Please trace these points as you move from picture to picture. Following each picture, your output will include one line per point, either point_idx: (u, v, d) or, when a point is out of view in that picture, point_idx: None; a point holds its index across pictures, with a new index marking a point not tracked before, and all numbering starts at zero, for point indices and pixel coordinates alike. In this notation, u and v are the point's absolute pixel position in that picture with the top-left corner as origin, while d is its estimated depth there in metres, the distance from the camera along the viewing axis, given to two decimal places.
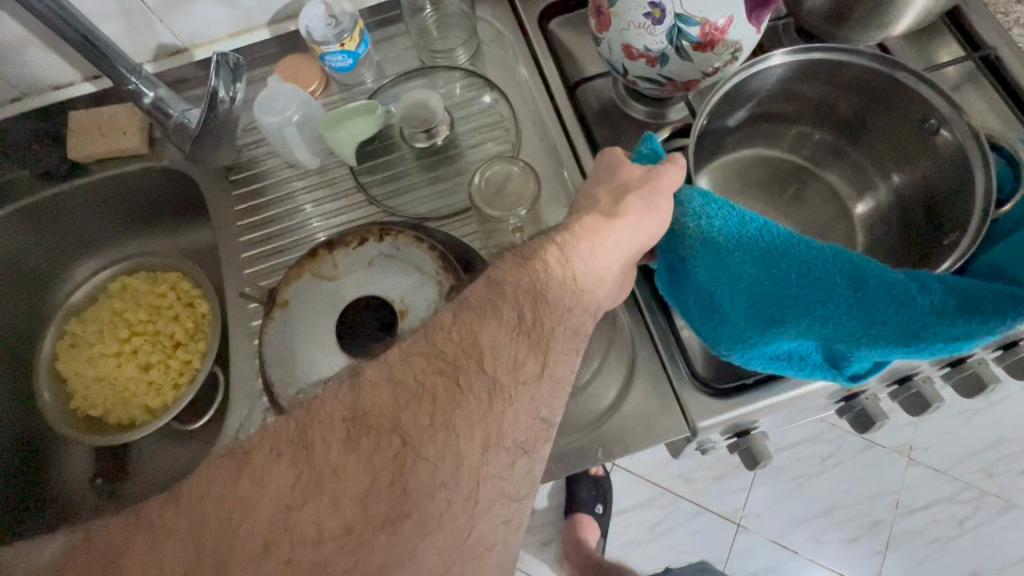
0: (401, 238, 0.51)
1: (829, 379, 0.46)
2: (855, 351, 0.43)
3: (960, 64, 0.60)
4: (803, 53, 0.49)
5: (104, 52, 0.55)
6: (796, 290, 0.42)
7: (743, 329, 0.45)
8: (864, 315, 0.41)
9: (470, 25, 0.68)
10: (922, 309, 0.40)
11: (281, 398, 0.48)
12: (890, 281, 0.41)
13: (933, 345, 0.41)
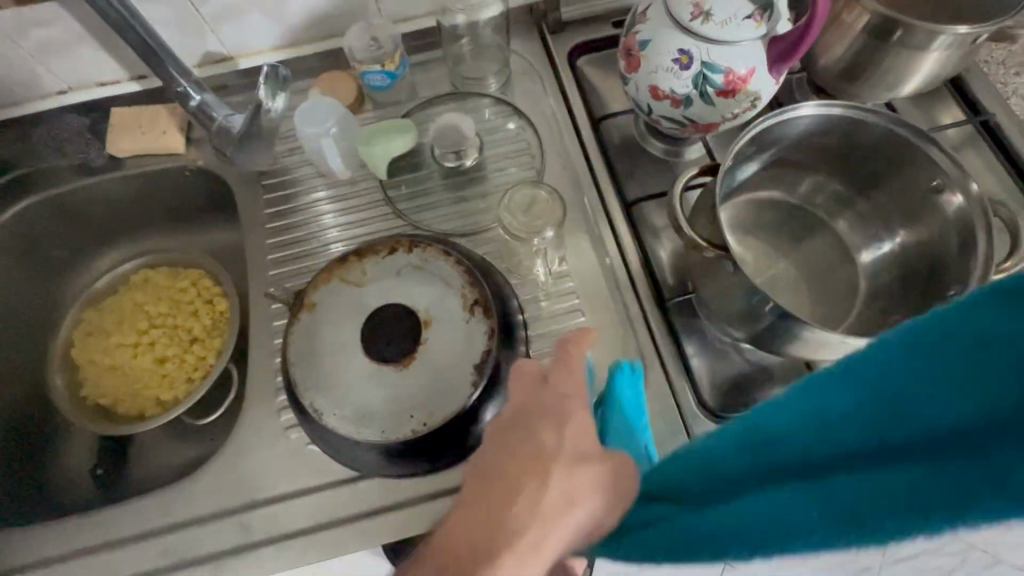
0: (429, 251, 0.53)
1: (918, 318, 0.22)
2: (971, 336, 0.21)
3: (962, 127, 0.64)
4: (828, 107, 0.52)
5: (159, 52, 0.58)
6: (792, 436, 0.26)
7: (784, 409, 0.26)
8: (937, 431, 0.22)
9: (502, 57, 0.72)
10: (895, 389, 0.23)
11: (303, 398, 0.48)
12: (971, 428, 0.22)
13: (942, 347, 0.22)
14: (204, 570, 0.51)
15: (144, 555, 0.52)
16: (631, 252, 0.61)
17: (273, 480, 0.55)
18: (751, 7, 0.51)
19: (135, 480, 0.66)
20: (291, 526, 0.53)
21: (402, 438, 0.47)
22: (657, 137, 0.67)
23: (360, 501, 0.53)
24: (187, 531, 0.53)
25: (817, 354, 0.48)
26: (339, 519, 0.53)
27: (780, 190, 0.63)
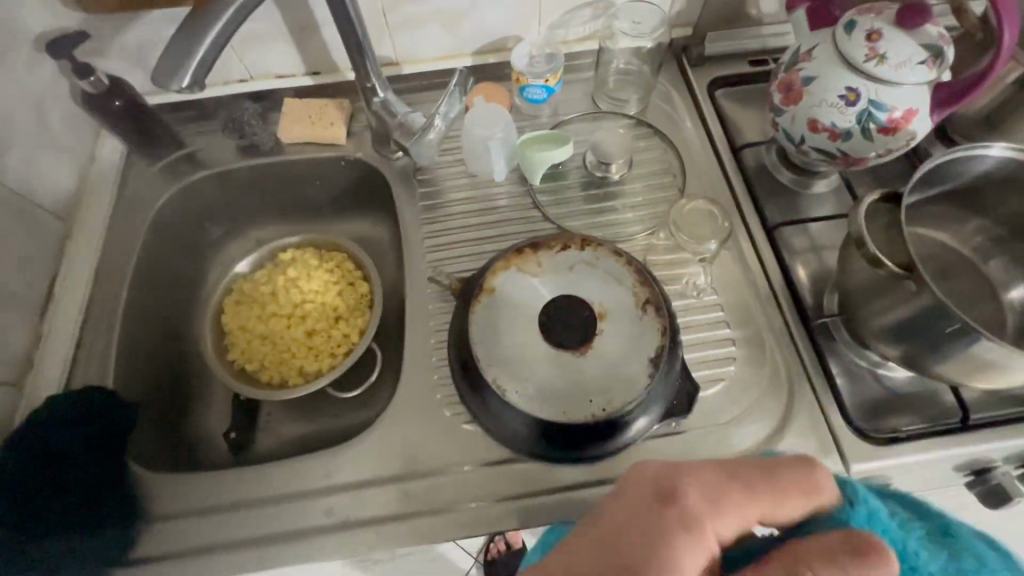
0: (601, 251, 0.57)
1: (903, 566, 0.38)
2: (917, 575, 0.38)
3: None
4: (1018, 151, 0.52)
5: (365, 54, 0.62)
6: None
7: None
8: None
9: (645, 84, 0.78)
10: None
11: (486, 373, 0.51)
12: None
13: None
14: (364, 532, 0.53)
15: (305, 512, 0.54)
16: (774, 271, 0.64)
17: (427, 455, 0.57)
18: (925, 54, 0.55)
19: (270, 446, 0.68)
20: (445, 500, 0.55)
21: (582, 421, 0.49)
22: (789, 167, 0.70)
23: (511, 483, 0.55)
24: (345, 494, 0.55)
25: (987, 383, 0.50)
26: (489, 498, 0.54)
27: (936, 229, 0.60)
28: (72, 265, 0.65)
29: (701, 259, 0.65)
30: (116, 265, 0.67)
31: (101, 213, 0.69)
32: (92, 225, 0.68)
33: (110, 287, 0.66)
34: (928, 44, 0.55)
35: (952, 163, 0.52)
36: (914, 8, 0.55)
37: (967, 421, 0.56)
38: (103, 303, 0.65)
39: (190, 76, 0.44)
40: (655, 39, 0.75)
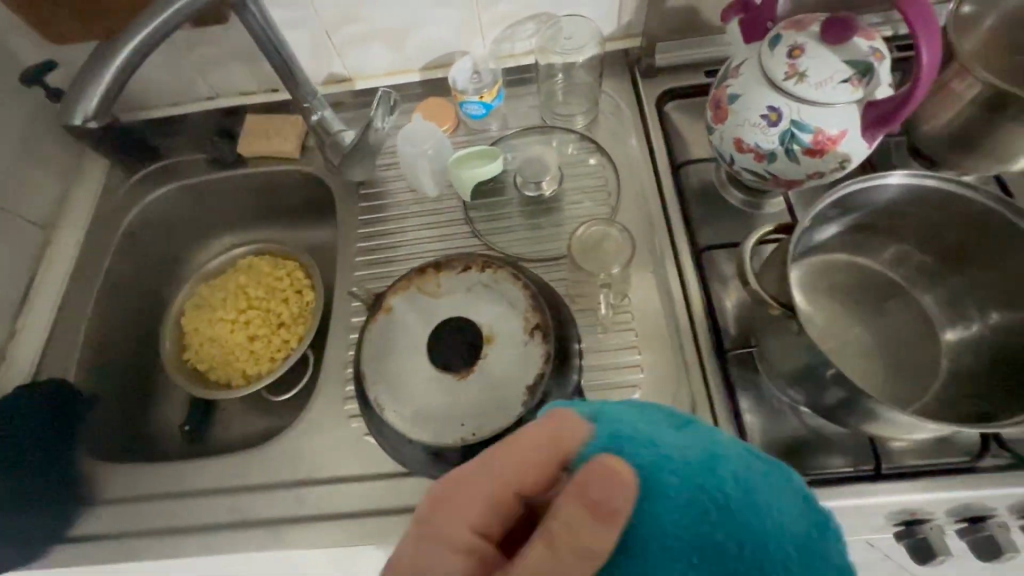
0: (500, 273, 0.57)
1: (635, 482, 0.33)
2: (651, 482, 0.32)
3: None
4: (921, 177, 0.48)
5: (296, 76, 0.65)
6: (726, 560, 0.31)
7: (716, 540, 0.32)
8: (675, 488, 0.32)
9: (592, 96, 0.76)
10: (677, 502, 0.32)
11: (370, 391, 0.53)
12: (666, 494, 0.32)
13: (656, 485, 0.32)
14: (261, 532, 0.56)
15: (216, 508, 0.59)
16: (697, 297, 0.61)
17: (331, 462, 0.59)
18: (850, 71, 0.51)
19: (216, 440, 0.73)
20: (340, 507, 0.57)
21: (451, 445, 0.50)
22: (738, 188, 0.67)
23: (406, 496, 0.57)
24: (254, 494, 0.59)
25: (885, 430, 0.47)
26: (384, 508, 0.56)
27: (862, 259, 0.57)
28: (50, 270, 0.73)
29: (605, 284, 0.61)
30: (88, 271, 0.74)
31: (78, 222, 0.76)
32: (71, 232, 0.75)
33: (81, 289, 0.73)
34: (854, 60, 0.51)
35: (862, 191, 0.49)
36: (840, 23, 0.51)
37: (877, 468, 0.53)
38: (73, 305, 0.72)
39: (83, 114, 0.49)
40: (586, 56, 0.75)
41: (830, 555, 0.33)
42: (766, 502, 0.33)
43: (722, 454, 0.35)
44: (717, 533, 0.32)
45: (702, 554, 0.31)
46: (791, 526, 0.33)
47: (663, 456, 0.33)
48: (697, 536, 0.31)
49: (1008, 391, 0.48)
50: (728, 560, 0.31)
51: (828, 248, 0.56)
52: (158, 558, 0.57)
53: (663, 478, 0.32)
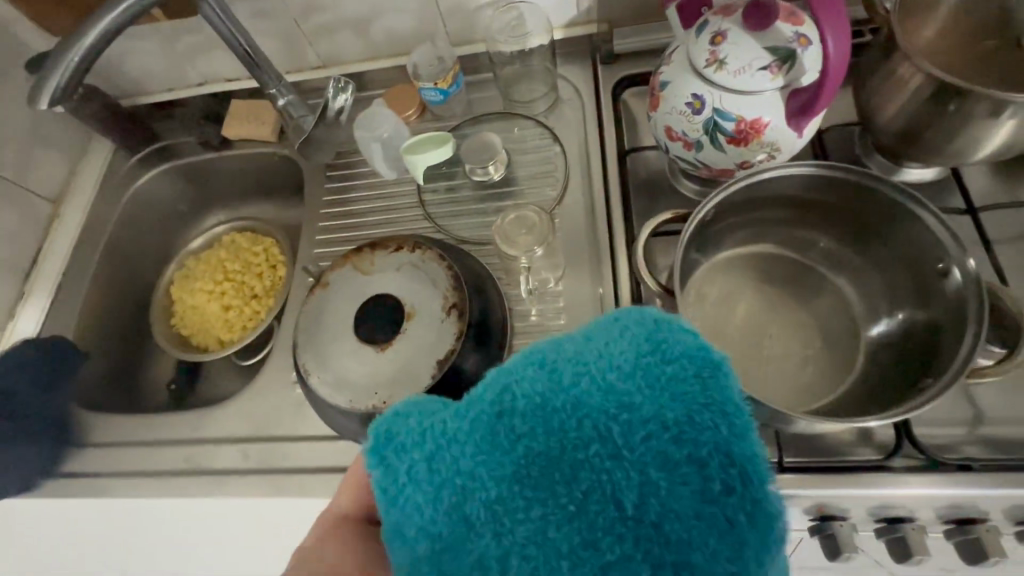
0: (428, 254, 0.60)
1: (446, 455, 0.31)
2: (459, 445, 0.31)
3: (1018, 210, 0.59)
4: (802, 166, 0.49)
5: (258, 64, 0.69)
6: (565, 437, 0.30)
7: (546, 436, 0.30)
8: (479, 434, 0.31)
9: (551, 81, 0.77)
10: (495, 445, 0.30)
11: (300, 357, 0.58)
12: (477, 442, 0.31)
13: (463, 446, 0.31)
14: (210, 479, 0.63)
15: (176, 456, 0.65)
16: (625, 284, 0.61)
17: (275, 422, 0.65)
18: (770, 58, 0.50)
19: (192, 399, 0.80)
20: (277, 462, 0.62)
21: (365, 409, 0.54)
22: (689, 178, 0.66)
23: (336, 459, 0.61)
24: (208, 448, 0.65)
25: (792, 428, 0.48)
26: (316, 466, 0.61)
27: (784, 252, 0.58)
28: (56, 240, 0.81)
29: (526, 267, 0.65)
30: (89, 242, 0.82)
31: (82, 197, 0.84)
32: (76, 206, 0.83)
33: (83, 258, 0.81)
34: (776, 46, 0.50)
35: (763, 182, 0.49)
36: (762, 8, 0.50)
37: (779, 461, 0.54)
38: (75, 272, 0.80)
39: (47, 99, 0.55)
40: (534, 43, 0.74)
41: (667, 371, 0.31)
42: (574, 370, 0.31)
43: (520, 361, 0.33)
44: (531, 434, 0.30)
45: (531, 458, 0.30)
46: (610, 365, 0.31)
47: (458, 409, 0.32)
48: (525, 448, 0.30)
49: (900, 388, 0.47)
50: (557, 448, 0.30)
51: (745, 241, 0.57)
52: (124, 497, 0.65)
53: (458, 437, 0.31)
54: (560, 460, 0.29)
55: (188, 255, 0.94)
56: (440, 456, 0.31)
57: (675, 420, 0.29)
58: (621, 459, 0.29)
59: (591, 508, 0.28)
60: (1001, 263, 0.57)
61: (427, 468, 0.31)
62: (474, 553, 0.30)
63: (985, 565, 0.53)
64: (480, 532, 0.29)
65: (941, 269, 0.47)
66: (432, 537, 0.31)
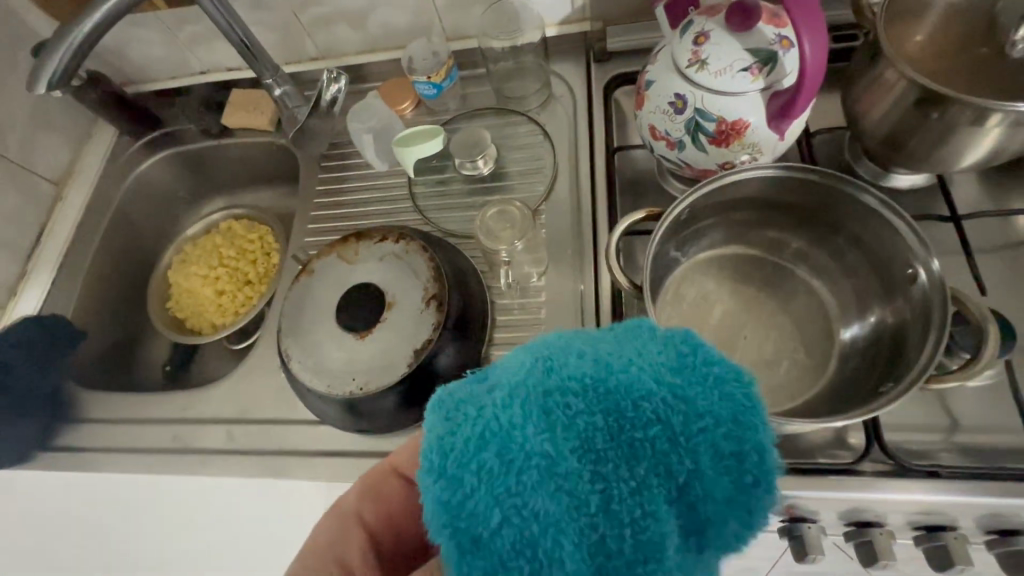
0: (412, 246, 0.61)
1: (502, 448, 0.29)
2: (515, 437, 0.29)
3: (1005, 218, 0.58)
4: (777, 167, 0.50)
5: (255, 55, 0.70)
6: (624, 425, 0.29)
7: (603, 423, 0.29)
8: (536, 425, 0.29)
9: (544, 78, 0.77)
10: (552, 435, 0.29)
11: (282, 343, 0.60)
12: (535, 433, 0.29)
13: (520, 438, 0.29)
14: (195, 458, 0.65)
15: (164, 434, 0.67)
16: (606, 281, 0.62)
17: (260, 406, 0.66)
18: (751, 59, 0.50)
19: (183, 381, 0.82)
20: (260, 445, 0.64)
21: (342, 395, 0.55)
22: (677, 179, 0.66)
23: (315, 443, 0.63)
24: (192, 427, 0.67)
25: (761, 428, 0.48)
26: (296, 450, 0.63)
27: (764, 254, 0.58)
28: (58, 222, 0.83)
29: (507, 262, 0.65)
30: (91, 224, 0.84)
31: (85, 181, 0.86)
32: (79, 189, 0.86)
33: (84, 240, 0.83)
34: (757, 49, 0.50)
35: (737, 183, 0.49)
36: (744, 9, 0.50)
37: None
38: (75, 253, 0.82)
39: (44, 84, 0.57)
40: (527, 39, 0.76)
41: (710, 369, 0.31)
42: (623, 362, 0.31)
43: (562, 352, 0.32)
44: (586, 414, 0.29)
45: (590, 446, 0.29)
46: (655, 358, 0.31)
47: (508, 402, 0.30)
48: (583, 437, 0.29)
49: (866, 391, 0.48)
50: (616, 436, 0.29)
51: (724, 241, 0.58)
52: (112, 473, 0.66)
53: (516, 425, 0.29)
54: (618, 443, 0.29)
55: (186, 240, 0.96)
56: (494, 444, 0.29)
57: (725, 409, 0.30)
58: (676, 443, 0.29)
59: (649, 486, 0.28)
60: (983, 271, 0.57)
61: (481, 455, 0.29)
62: (534, 547, 0.27)
63: (953, 572, 0.53)
64: (540, 526, 0.27)
65: (911, 272, 0.47)
66: (488, 535, 0.28)
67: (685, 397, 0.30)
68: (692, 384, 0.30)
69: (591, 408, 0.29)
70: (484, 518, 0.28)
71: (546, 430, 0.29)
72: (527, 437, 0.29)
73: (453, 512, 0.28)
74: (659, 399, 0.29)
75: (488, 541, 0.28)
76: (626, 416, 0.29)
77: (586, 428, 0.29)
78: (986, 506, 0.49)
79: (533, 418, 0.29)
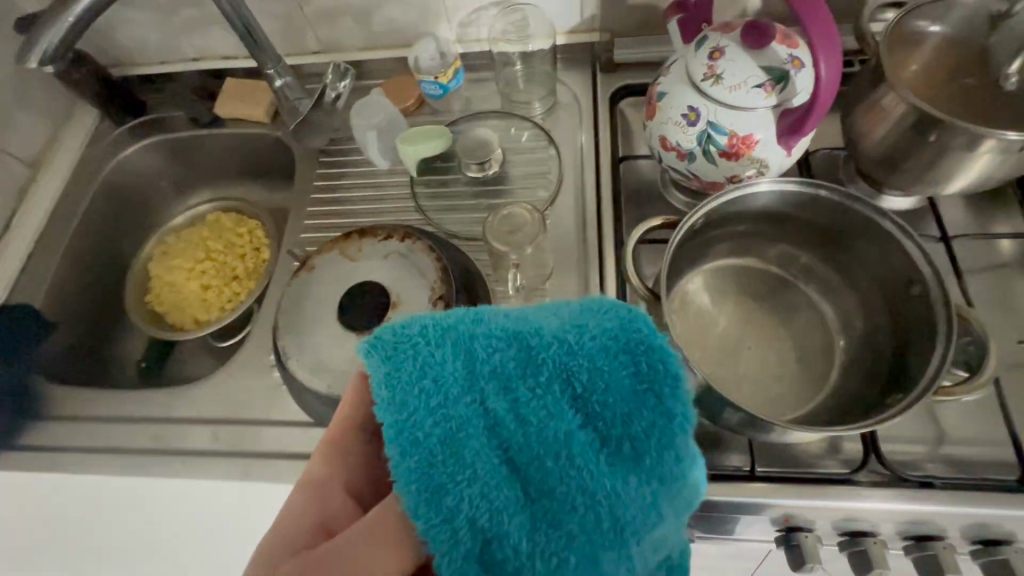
0: (418, 246, 0.60)
1: (425, 380, 0.33)
2: (438, 369, 0.33)
3: (988, 241, 0.62)
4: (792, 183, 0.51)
5: (259, 45, 0.68)
6: (530, 350, 0.33)
7: (509, 350, 0.33)
8: (455, 357, 0.33)
9: (551, 85, 0.77)
10: (471, 364, 0.33)
11: (281, 341, 0.57)
12: (455, 365, 0.33)
13: (442, 369, 0.33)
14: (178, 460, 0.61)
15: (144, 434, 0.64)
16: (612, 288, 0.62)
17: (249, 406, 0.64)
18: (765, 77, 0.52)
19: (161, 377, 0.78)
20: (250, 447, 0.61)
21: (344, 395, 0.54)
22: (680, 190, 0.67)
23: (308, 446, 0.60)
24: (176, 427, 0.63)
25: (769, 437, 0.49)
26: (288, 453, 0.60)
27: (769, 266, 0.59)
28: (32, 206, 0.78)
29: (514, 266, 0.64)
30: (67, 212, 0.80)
31: (63, 165, 0.81)
32: (56, 173, 0.81)
33: (59, 227, 0.79)
34: (770, 67, 0.52)
35: (750, 196, 0.50)
36: (759, 28, 0.52)
37: (751, 470, 0.55)
38: (51, 239, 0.78)
39: (38, 59, 0.54)
40: (536, 46, 0.77)
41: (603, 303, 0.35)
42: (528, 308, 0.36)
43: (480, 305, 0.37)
44: (500, 345, 0.34)
45: (501, 369, 0.33)
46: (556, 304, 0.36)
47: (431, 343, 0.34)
48: (497, 364, 0.33)
49: (870, 403, 0.49)
50: (524, 361, 0.33)
51: (732, 253, 0.58)
52: (83, 475, 0.62)
53: (440, 360, 0.33)
54: (527, 362, 0.33)
55: (169, 231, 0.92)
56: (424, 379, 0.33)
57: (617, 328, 0.34)
58: (574, 356, 0.33)
59: (555, 396, 0.32)
60: (970, 291, 0.60)
61: (415, 384, 0.33)
62: (459, 457, 0.31)
63: None
64: (464, 440, 0.32)
65: (915, 290, 0.49)
66: (427, 454, 0.32)
67: (583, 323, 0.34)
68: (585, 313, 0.35)
69: (502, 341, 0.34)
70: (421, 441, 0.32)
71: (464, 359, 0.33)
72: (448, 367, 0.33)
73: (394, 442, 0.32)
74: (558, 330, 0.34)
75: (425, 461, 0.31)
76: (532, 343, 0.33)
77: (500, 357, 0.33)
78: (976, 517, 0.51)
79: (453, 350, 0.34)
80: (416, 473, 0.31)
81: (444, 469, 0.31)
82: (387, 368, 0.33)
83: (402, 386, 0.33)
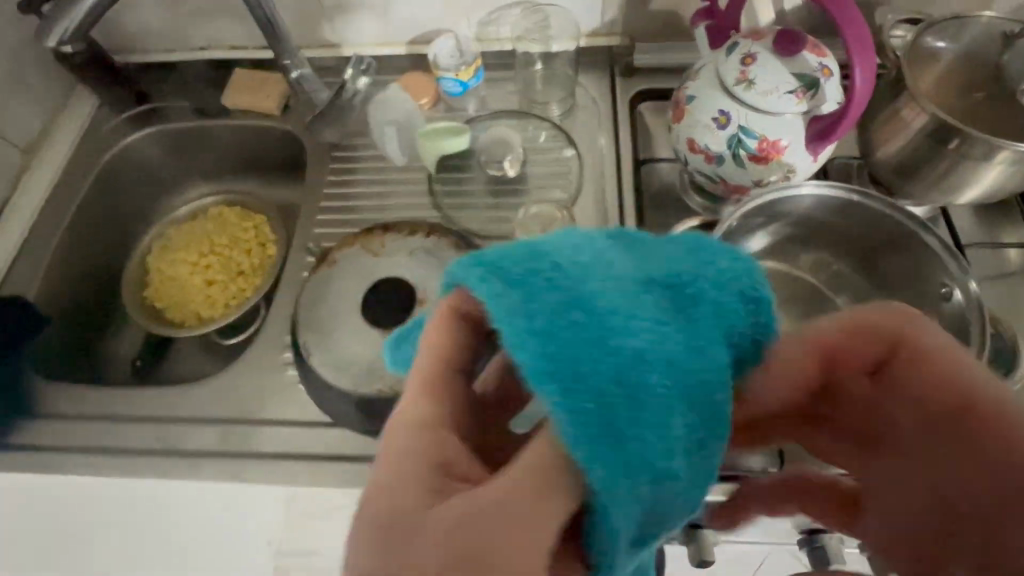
0: (445, 242, 0.59)
1: (578, 307, 0.26)
2: (591, 296, 0.27)
3: (995, 250, 0.64)
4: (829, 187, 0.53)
5: (275, 35, 0.67)
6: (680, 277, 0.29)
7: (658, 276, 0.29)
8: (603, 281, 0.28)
9: (570, 87, 0.78)
10: (625, 290, 0.28)
11: (302, 339, 0.55)
12: (609, 290, 0.27)
13: (596, 294, 0.27)
14: (184, 461, 0.58)
15: (146, 434, 0.60)
16: None
17: (261, 405, 0.61)
18: (797, 83, 0.53)
19: (159, 376, 0.75)
20: (262, 448, 0.58)
21: (371, 392, 0.53)
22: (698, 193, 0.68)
23: (324, 447, 0.58)
24: (182, 426, 0.60)
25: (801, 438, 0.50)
26: (303, 454, 0.58)
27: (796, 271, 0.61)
28: (25, 195, 0.75)
29: None
30: (62, 201, 0.76)
31: (59, 153, 0.78)
32: (50, 161, 0.77)
33: (53, 216, 0.75)
34: (801, 74, 0.53)
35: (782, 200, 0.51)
36: (790, 35, 0.53)
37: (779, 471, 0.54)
38: (43, 229, 0.74)
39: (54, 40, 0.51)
40: (558, 47, 0.77)
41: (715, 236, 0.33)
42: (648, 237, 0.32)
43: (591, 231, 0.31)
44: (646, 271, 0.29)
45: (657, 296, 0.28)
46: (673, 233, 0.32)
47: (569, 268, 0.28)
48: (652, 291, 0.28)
49: None
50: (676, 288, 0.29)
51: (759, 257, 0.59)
52: (78, 477, 0.59)
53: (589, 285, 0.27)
54: (678, 290, 0.29)
55: (165, 224, 0.88)
56: (576, 307, 0.26)
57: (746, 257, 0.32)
58: (722, 286, 0.30)
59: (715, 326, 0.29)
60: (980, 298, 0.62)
61: (567, 315, 0.26)
62: (636, 399, 0.25)
63: None
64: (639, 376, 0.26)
65: (945, 296, 0.51)
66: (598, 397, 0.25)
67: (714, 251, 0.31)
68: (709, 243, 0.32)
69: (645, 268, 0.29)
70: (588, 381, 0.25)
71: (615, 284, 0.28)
72: (603, 293, 0.27)
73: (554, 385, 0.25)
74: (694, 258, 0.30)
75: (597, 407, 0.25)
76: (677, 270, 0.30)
77: (650, 283, 0.28)
78: None
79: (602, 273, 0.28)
80: (585, 419, 0.25)
81: (622, 415, 0.25)
82: (511, 299, 0.27)
83: (550, 318, 0.26)
